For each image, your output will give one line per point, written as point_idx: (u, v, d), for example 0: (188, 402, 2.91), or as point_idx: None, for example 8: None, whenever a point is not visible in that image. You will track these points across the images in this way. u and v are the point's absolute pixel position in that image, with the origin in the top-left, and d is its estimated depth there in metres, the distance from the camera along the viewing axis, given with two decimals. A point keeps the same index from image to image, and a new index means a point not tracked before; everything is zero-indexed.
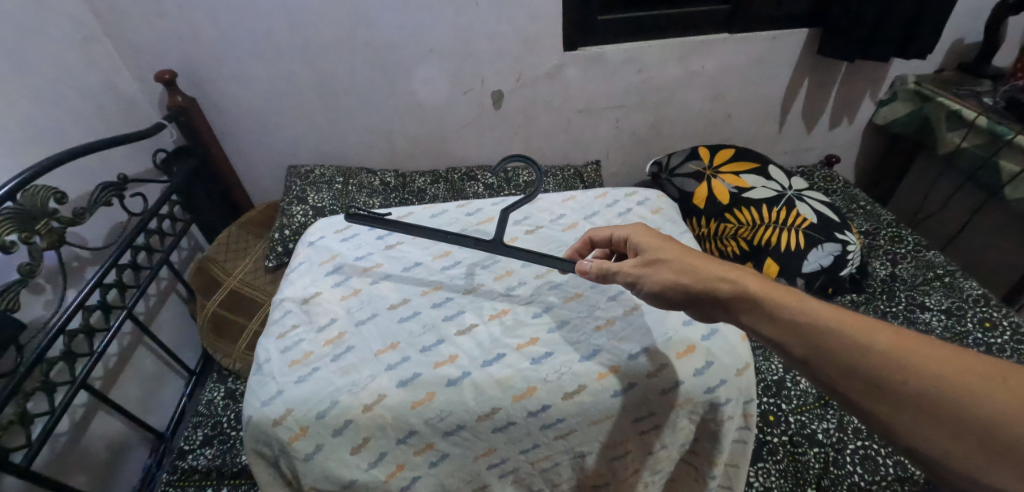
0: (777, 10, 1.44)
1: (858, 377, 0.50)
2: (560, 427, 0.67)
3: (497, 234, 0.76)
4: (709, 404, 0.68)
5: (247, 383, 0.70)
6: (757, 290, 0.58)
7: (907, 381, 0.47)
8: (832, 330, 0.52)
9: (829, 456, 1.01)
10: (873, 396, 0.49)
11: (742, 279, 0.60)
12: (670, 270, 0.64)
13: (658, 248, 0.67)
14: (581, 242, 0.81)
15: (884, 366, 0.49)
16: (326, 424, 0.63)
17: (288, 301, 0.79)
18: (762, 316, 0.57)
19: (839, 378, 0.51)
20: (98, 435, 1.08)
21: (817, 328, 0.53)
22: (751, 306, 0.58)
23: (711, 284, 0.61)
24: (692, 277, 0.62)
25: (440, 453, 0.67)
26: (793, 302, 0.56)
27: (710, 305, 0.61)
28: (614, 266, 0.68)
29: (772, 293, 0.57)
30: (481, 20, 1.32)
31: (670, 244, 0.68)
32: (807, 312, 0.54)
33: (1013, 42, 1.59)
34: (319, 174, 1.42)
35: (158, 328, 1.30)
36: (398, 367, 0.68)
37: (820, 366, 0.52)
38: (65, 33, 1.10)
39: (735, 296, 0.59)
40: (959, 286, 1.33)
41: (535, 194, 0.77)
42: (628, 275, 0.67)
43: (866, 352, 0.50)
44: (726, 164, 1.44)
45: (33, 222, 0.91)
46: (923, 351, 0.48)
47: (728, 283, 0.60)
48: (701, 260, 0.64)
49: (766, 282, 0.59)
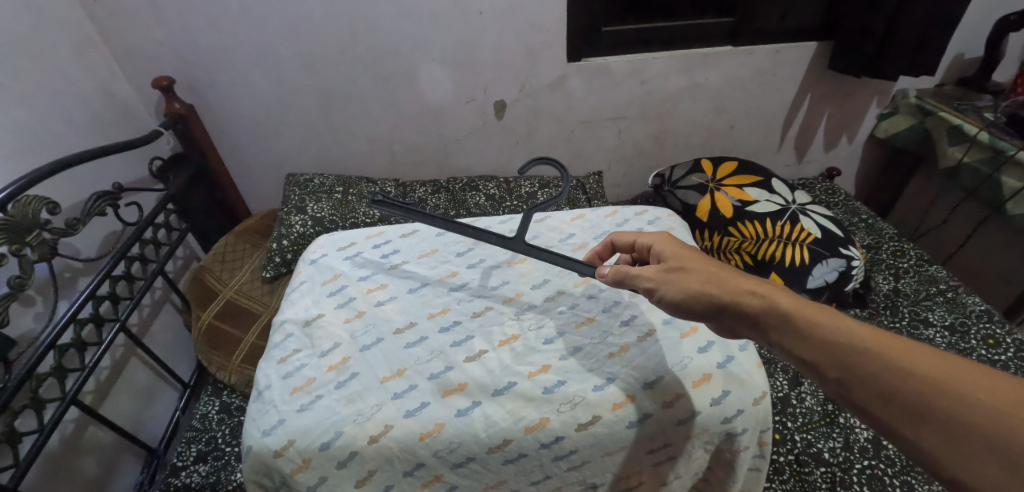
0: (782, 23, 1.44)
1: (898, 402, 0.48)
2: (573, 458, 0.65)
3: (519, 231, 0.74)
4: (724, 434, 0.67)
5: (248, 410, 0.68)
6: (789, 307, 0.56)
7: (953, 408, 0.45)
8: (871, 353, 0.50)
9: (836, 476, 0.99)
10: (914, 422, 0.47)
11: (772, 294, 0.58)
12: (696, 279, 0.63)
13: (684, 257, 0.66)
14: (604, 244, 0.80)
15: (927, 392, 0.47)
16: (330, 456, 0.62)
17: (289, 323, 0.77)
18: (794, 336, 0.55)
19: (877, 402, 0.49)
20: (88, 451, 1.05)
21: (854, 350, 0.51)
22: (782, 324, 0.56)
23: (739, 297, 0.59)
24: (718, 288, 0.61)
25: (448, 486, 0.65)
26: (828, 321, 0.54)
27: (737, 321, 0.60)
28: (636, 270, 0.67)
29: (806, 312, 0.55)
30: (485, 30, 1.31)
31: (696, 255, 0.66)
32: (845, 332, 0.52)
33: (1013, 58, 1.60)
34: (318, 184, 1.40)
35: (152, 339, 1.27)
36: (405, 396, 0.66)
37: (856, 389, 0.50)
38: (61, 38, 1.08)
39: (765, 312, 0.57)
40: (963, 301, 1.32)
41: (562, 197, 0.75)
42: (650, 281, 0.66)
43: (907, 377, 0.48)
44: (729, 177, 1.43)
45: (24, 233, 0.88)
46: (972, 378, 0.46)
47: (757, 298, 0.59)
48: (729, 272, 0.63)
49: (798, 300, 0.57)
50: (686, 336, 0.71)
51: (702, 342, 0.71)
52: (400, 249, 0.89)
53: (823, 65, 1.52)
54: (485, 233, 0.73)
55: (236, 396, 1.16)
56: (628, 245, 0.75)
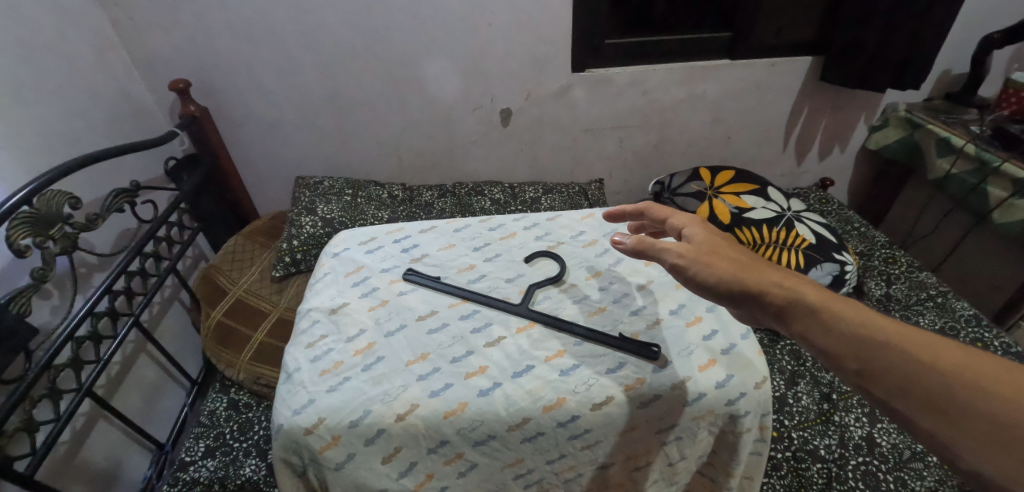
0: (777, 39, 1.50)
1: (917, 395, 0.48)
2: (587, 437, 0.69)
3: (524, 300, 0.80)
4: (728, 416, 0.70)
5: (278, 392, 0.70)
6: (814, 299, 0.56)
7: (973, 402, 0.46)
8: (892, 345, 0.50)
9: (831, 472, 1.02)
10: (933, 414, 0.47)
11: (797, 286, 0.58)
12: (725, 262, 0.63)
13: (715, 242, 0.66)
14: (635, 208, 0.80)
15: (947, 384, 0.47)
16: (358, 433, 0.65)
17: (315, 310, 0.80)
18: (816, 327, 0.55)
19: (898, 395, 0.49)
20: (98, 444, 1.07)
21: (875, 342, 0.51)
22: (805, 314, 0.56)
23: (763, 286, 0.60)
24: (744, 274, 0.61)
25: (469, 464, 0.68)
26: (851, 313, 0.54)
27: (760, 311, 0.60)
28: (664, 244, 0.67)
29: (830, 304, 0.55)
30: (494, 41, 1.36)
31: (724, 241, 0.67)
32: (869, 325, 0.52)
33: (997, 75, 1.67)
34: (328, 186, 1.44)
35: (161, 335, 1.29)
36: (429, 378, 0.69)
37: (877, 381, 0.50)
38: (83, 41, 1.12)
39: (789, 303, 0.58)
40: (952, 306, 1.37)
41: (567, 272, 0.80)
42: (680, 258, 0.65)
43: (930, 370, 0.48)
44: (727, 185, 1.48)
45: (48, 226, 0.91)
46: (993, 372, 0.46)
47: (781, 289, 0.59)
48: (753, 261, 0.63)
49: (822, 292, 0.57)
50: (691, 324, 0.76)
51: (706, 330, 0.75)
52: (420, 244, 0.93)
53: (817, 79, 1.58)
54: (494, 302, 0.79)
55: (244, 393, 1.18)
56: (659, 219, 0.75)
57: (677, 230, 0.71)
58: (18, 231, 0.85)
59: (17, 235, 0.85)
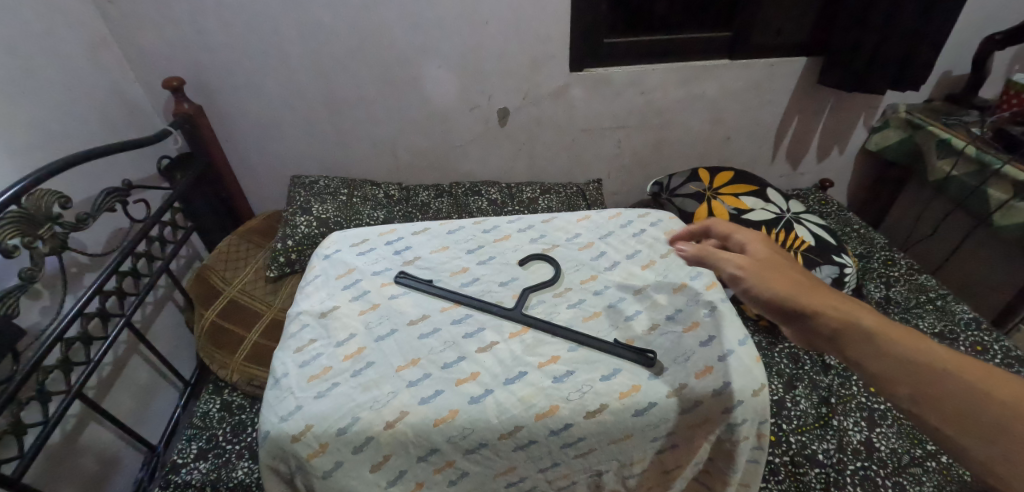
0: (776, 39, 1.49)
1: (969, 423, 0.47)
2: (581, 445, 0.68)
3: (518, 304, 0.78)
4: (725, 424, 0.69)
5: (265, 397, 0.69)
6: (869, 321, 0.55)
7: None
8: (948, 375, 0.49)
9: (829, 477, 1.01)
10: (988, 446, 0.45)
11: (850, 309, 0.57)
12: (783, 280, 0.63)
13: (777, 260, 0.67)
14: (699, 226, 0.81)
15: (1004, 418, 0.45)
16: (346, 441, 0.64)
17: (304, 314, 0.79)
18: (869, 350, 0.53)
19: (952, 425, 0.47)
20: (89, 446, 1.06)
21: (932, 370, 0.50)
22: (857, 336, 0.55)
23: (818, 306, 0.59)
24: (799, 293, 0.61)
25: (459, 472, 0.67)
26: (907, 339, 0.52)
27: (811, 331, 0.59)
28: (724, 255, 0.69)
29: (886, 328, 0.54)
30: (490, 39, 1.35)
31: (784, 262, 0.67)
32: (924, 352, 0.51)
33: (998, 75, 1.66)
34: (324, 185, 1.43)
35: (154, 336, 1.28)
36: (419, 384, 0.68)
37: (930, 409, 0.49)
38: (75, 38, 1.10)
39: (842, 324, 0.56)
40: (952, 309, 1.35)
41: (560, 280, 0.82)
42: (739, 270, 0.67)
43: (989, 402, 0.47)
44: (726, 186, 1.46)
45: (37, 226, 0.89)
46: None
47: (834, 311, 0.57)
48: (809, 283, 0.62)
49: (877, 317, 0.56)
50: (688, 330, 0.75)
51: (703, 337, 0.74)
52: (413, 246, 0.91)
53: (817, 80, 1.57)
54: (487, 304, 0.79)
55: (237, 394, 1.17)
56: (722, 236, 0.76)
57: (740, 245, 0.73)
58: (6, 230, 0.84)
59: (5, 235, 0.84)
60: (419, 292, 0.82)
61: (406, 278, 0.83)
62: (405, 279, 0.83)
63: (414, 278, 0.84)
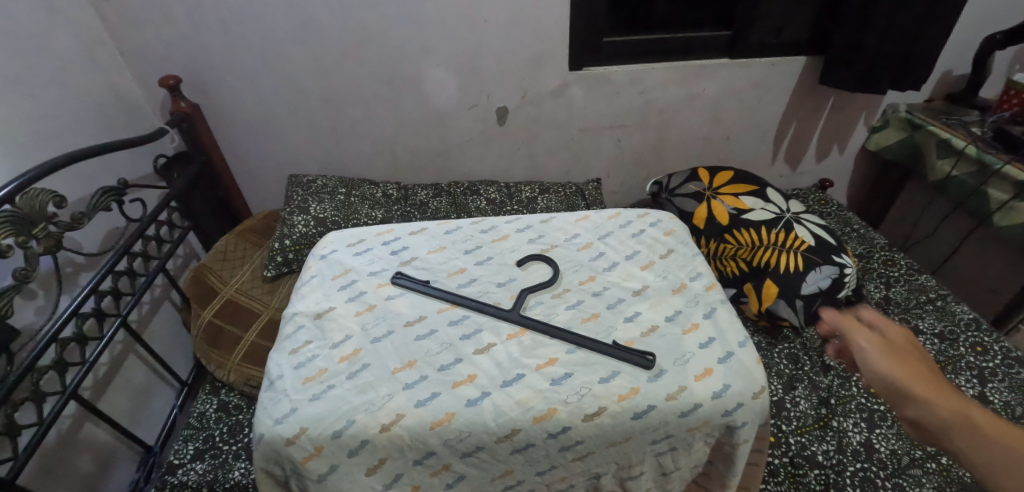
0: (776, 38, 1.48)
1: None
2: (579, 448, 0.67)
3: (515, 305, 0.77)
4: (725, 427, 0.69)
5: (259, 399, 0.69)
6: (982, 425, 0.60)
7: None
8: None
9: (829, 478, 1.01)
10: None
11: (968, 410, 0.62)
12: (910, 370, 0.68)
13: (913, 355, 0.71)
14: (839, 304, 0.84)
15: None
16: (341, 444, 0.63)
17: (300, 315, 0.78)
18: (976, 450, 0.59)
19: None
20: (85, 447, 1.05)
21: None
22: (968, 435, 0.61)
23: (938, 401, 0.64)
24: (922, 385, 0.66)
25: (456, 475, 0.67)
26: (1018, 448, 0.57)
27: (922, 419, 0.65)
28: (858, 334, 0.74)
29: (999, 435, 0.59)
30: (490, 38, 1.34)
31: (918, 354, 0.71)
32: None
33: (999, 75, 1.65)
34: (322, 184, 1.42)
35: (151, 336, 1.27)
36: (415, 386, 0.67)
37: None
38: (70, 35, 1.09)
39: (958, 421, 0.62)
40: (952, 310, 1.35)
41: (558, 282, 0.81)
42: (866, 349, 0.72)
43: None
44: (726, 186, 1.46)
45: (31, 225, 0.89)
46: None
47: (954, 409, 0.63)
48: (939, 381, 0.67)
49: (994, 422, 0.61)
50: (687, 332, 0.74)
51: (703, 339, 0.74)
52: (410, 246, 0.91)
53: (817, 79, 1.57)
54: (484, 305, 0.78)
55: (234, 394, 1.16)
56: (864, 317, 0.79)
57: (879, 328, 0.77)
58: None
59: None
60: (416, 293, 0.81)
61: (403, 278, 0.83)
62: (401, 280, 0.82)
63: (410, 278, 0.83)
